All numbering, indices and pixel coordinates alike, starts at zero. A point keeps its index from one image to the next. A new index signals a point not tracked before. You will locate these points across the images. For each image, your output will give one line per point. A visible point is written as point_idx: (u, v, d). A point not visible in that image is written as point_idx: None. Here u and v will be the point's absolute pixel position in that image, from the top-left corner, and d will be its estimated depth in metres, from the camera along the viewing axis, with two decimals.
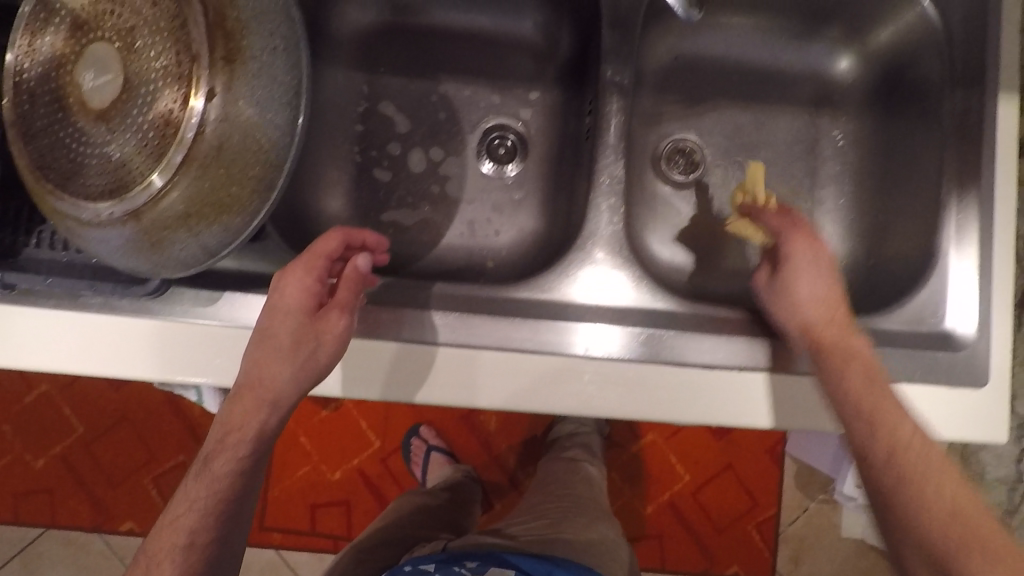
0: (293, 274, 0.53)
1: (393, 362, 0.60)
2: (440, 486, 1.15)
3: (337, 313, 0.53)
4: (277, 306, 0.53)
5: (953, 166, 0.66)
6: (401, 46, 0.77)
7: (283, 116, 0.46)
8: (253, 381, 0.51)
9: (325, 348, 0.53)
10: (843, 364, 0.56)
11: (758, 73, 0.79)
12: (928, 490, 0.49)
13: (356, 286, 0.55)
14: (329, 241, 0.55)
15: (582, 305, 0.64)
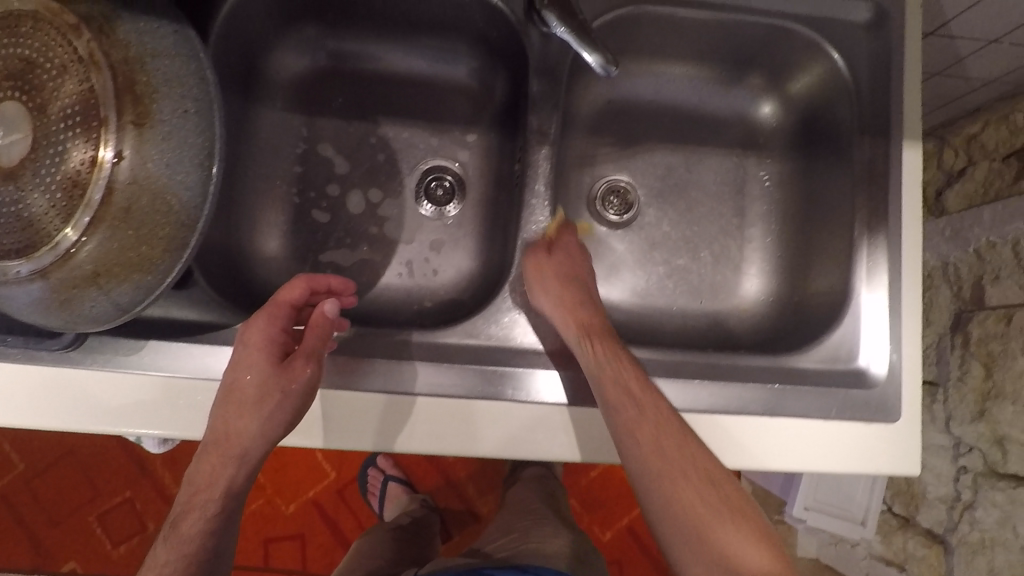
0: (256, 325, 0.56)
1: (347, 413, 0.61)
2: (405, 516, 1.15)
3: (302, 361, 0.55)
4: (243, 358, 0.55)
5: (865, 210, 0.70)
6: (339, 89, 0.78)
7: (195, 177, 0.48)
8: (222, 436, 0.53)
9: (291, 395, 0.54)
10: (612, 357, 0.60)
11: (687, 116, 0.82)
12: (688, 496, 0.54)
13: (324, 332, 0.57)
14: (292, 291, 0.58)
15: (511, 348, 0.65)
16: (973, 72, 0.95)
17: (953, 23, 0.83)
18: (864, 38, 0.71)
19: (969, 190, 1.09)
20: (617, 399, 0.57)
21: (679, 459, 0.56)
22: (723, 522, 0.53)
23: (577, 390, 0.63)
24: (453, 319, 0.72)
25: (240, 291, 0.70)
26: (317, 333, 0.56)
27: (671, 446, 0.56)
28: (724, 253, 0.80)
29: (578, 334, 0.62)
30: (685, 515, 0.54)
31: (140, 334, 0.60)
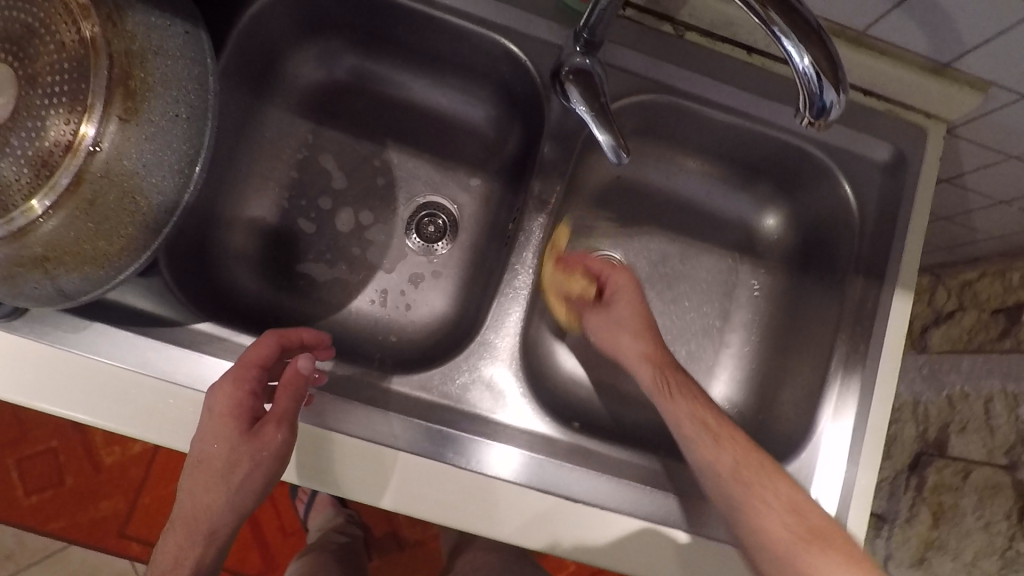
0: (221, 389, 0.54)
1: (321, 455, 0.58)
2: (336, 532, 1.11)
3: (274, 426, 0.53)
4: (208, 427, 0.53)
5: (844, 347, 0.70)
6: (354, 105, 0.77)
7: (172, 181, 0.47)
8: (195, 509, 0.53)
9: (263, 462, 0.53)
10: (677, 399, 0.64)
11: (693, 209, 0.81)
12: (739, 477, 0.59)
13: (298, 392, 0.55)
14: (262, 349, 0.56)
15: (462, 411, 0.64)
16: (978, 224, 0.96)
17: (967, 176, 0.83)
18: (878, 177, 0.71)
19: (954, 334, 1.10)
20: (683, 400, 0.64)
21: (716, 430, 0.62)
22: (810, 551, 0.55)
23: (523, 467, 0.61)
24: (414, 364, 0.70)
25: (204, 287, 0.68)
26: (289, 393, 0.55)
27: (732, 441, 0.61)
28: (699, 352, 0.79)
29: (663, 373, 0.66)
30: (726, 479, 0.59)
31: (85, 313, 0.58)
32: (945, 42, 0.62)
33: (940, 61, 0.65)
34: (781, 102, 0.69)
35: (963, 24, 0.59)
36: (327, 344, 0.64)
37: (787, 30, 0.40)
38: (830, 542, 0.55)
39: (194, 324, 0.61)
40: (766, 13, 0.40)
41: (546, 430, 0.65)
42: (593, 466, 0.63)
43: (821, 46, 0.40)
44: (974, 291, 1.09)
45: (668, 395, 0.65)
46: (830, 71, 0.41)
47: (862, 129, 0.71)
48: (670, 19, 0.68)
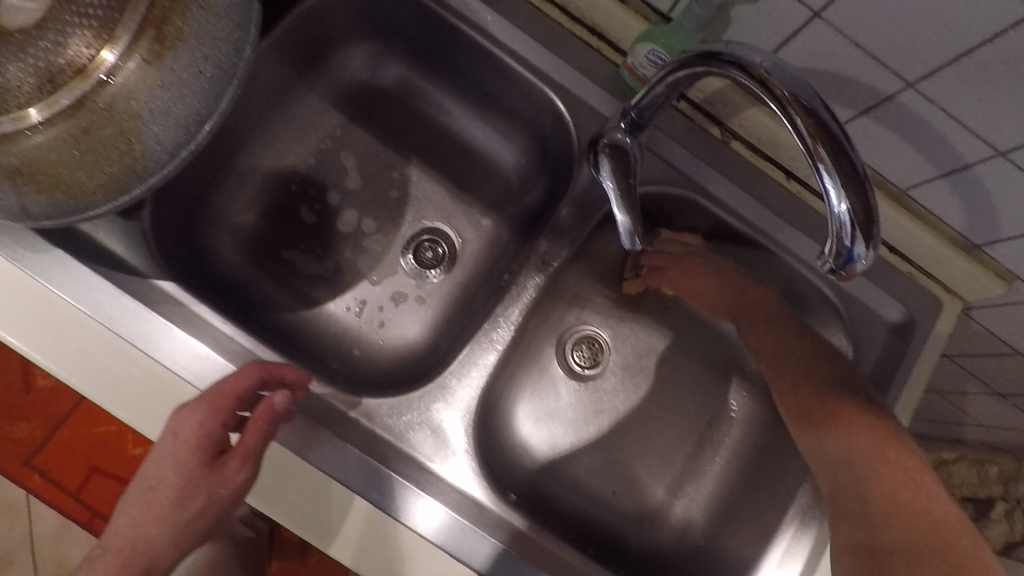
0: (190, 413, 0.51)
1: (281, 478, 0.55)
2: (242, 528, 1.05)
3: (237, 463, 0.51)
4: (168, 452, 0.50)
5: (806, 496, 0.67)
6: (390, 112, 0.76)
7: (174, 137, 0.45)
8: (136, 540, 0.50)
9: (219, 499, 0.51)
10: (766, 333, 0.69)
11: (693, 311, 0.79)
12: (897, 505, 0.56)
13: (268, 431, 0.52)
14: (243, 378, 0.53)
15: (402, 450, 0.61)
16: (968, 408, 0.94)
17: (969, 359, 0.82)
18: (884, 337, 0.69)
19: None
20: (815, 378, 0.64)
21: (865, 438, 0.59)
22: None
23: (443, 526, 0.57)
24: (366, 385, 0.67)
25: (181, 246, 0.65)
26: (257, 430, 0.51)
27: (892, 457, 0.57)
28: (658, 455, 0.76)
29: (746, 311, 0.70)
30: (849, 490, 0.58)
31: (51, 236, 0.54)
32: (981, 223, 0.62)
33: (972, 239, 0.65)
34: (809, 234, 0.68)
35: (1004, 211, 0.58)
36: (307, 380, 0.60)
37: (831, 169, 0.39)
38: (898, 469, 0.57)
39: (157, 281, 0.58)
40: (815, 147, 0.39)
41: (479, 496, 0.61)
42: (516, 547, 0.59)
43: (862, 196, 0.39)
44: (948, 472, 1.06)
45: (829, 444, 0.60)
46: (865, 225, 0.40)
47: (880, 284, 0.69)
48: (721, 123, 0.67)
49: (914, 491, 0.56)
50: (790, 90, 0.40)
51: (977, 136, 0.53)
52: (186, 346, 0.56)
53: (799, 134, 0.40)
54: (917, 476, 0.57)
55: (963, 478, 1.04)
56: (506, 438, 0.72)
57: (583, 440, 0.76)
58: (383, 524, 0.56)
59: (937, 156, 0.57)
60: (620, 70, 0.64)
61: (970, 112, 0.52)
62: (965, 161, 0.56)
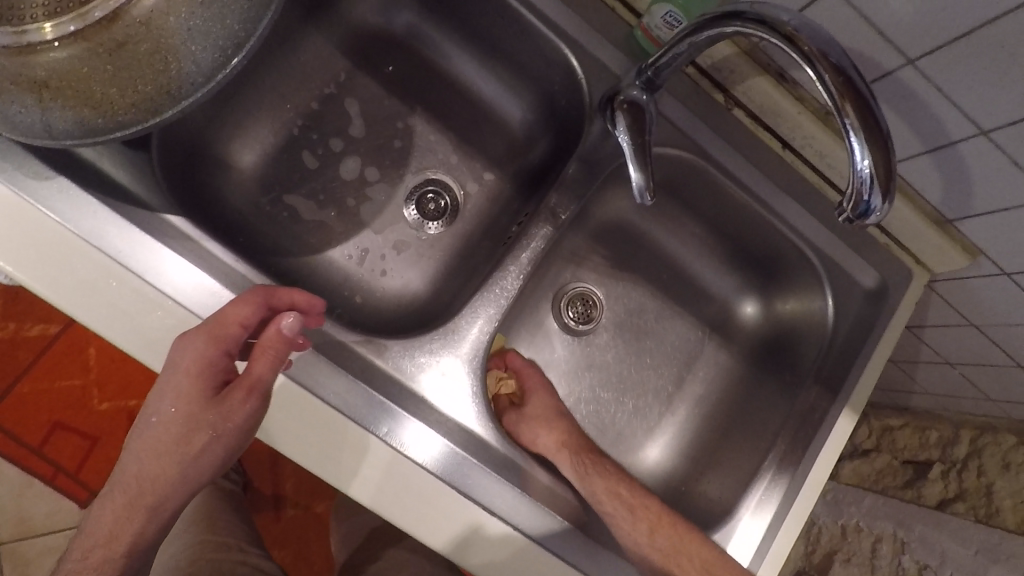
0: (193, 342, 0.50)
1: (284, 410, 0.55)
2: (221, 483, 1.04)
3: (242, 394, 0.50)
4: (174, 384, 0.49)
5: (784, 445, 0.72)
6: (396, 59, 0.75)
7: (208, 60, 0.43)
8: (143, 482, 0.48)
9: (224, 433, 0.49)
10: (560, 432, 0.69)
11: (683, 276, 0.83)
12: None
13: (276, 358, 0.51)
14: (246, 305, 0.52)
15: (413, 390, 0.63)
16: (919, 377, 1.02)
17: (926, 329, 0.89)
18: (860, 301, 0.74)
19: (863, 471, 1.18)
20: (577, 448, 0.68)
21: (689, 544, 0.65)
22: None
23: (444, 458, 0.59)
24: (372, 330, 0.67)
25: (181, 181, 0.64)
26: (265, 360, 0.51)
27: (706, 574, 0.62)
28: (644, 409, 0.80)
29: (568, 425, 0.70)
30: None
31: (53, 162, 0.52)
32: (956, 200, 0.67)
33: (946, 215, 0.70)
34: (797, 202, 0.72)
35: (979, 185, 0.63)
36: (318, 311, 0.59)
37: (857, 126, 0.43)
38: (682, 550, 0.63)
39: (166, 216, 0.57)
40: (842, 104, 0.43)
41: (482, 432, 0.63)
42: (520, 484, 0.62)
43: (883, 153, 0.43)
44: (894, 437, 1.16)
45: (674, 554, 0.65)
46: (884, 179, 0.44)
47: (859, 253, 0.74)
48: (725, 90, 0.70)
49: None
50: (817, 47, 0.43)
51: (966, 116, 0.57)
52: (197, 283, 0.55)
53: (828, 90, 0.43)
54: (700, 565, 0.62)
55: (907, 442, 1.14)
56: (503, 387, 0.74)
57: (574, 393, 0.79)
58: (385, 455, 0.57)
59: (926, 131, 0.62)
60: (634, 31, 0.66)
61: (963, 92, 0.56)
62: (951, 139, 0.61)
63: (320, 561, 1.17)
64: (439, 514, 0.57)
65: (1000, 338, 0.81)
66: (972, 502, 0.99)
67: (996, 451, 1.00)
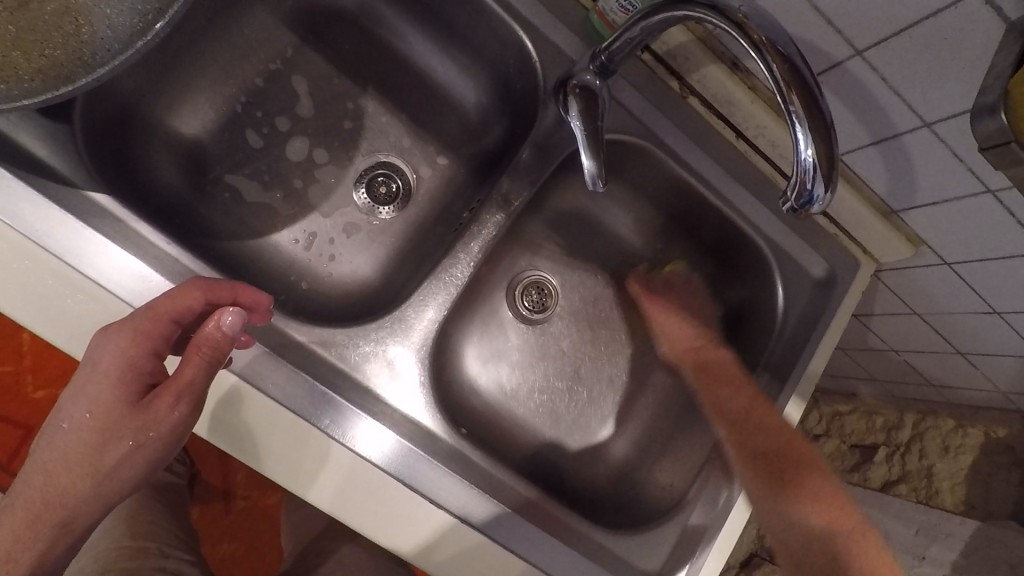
0: (116, 341, 0.48)
1: (238, 414, 0.55)
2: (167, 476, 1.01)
3: (167, 402, 0.48)
4: (91, 387, 0.48)
5: None
6: (346, 37, 0.72)
7: (128, 25, 0.40)
8: (56, 493, 0.47)
9: (146, 443, 0.48)
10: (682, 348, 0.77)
11: (639, 262, 0.83)
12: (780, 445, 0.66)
13: (211, 359, 0.48)
14: (180, 301, 0.49)
15: (358, 380, 0.62)
16: (866, 364, 1.05)
17: (874, 317, 0.92)
18: (809, 290, 0.75)
19: None
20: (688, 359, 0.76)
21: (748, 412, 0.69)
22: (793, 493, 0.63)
23: (392, 452, 0.58)
24: (317, 316, 0.66)
25: (112, 157, 0.60)
26: (194, 364, 0.48)
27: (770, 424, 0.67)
28: (597, 398, 0.80)
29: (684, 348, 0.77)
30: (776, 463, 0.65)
31: None
32: (901, 191, 0.68)
33: (892, 206, 0.71)
34: (749, 190, 0.73)
35: (922, 176, 0.65)
36: (266, 307, 0.57)
37: (802, 117, 0.42)
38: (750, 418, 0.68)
39: (90, 193, 0.54)
40: (789, 93, 0.42)
41: (431, 425, 0.63)
42: (468, 475, 0.61)
43: (827, 142, 0.43)
44: (842, 422, 1.19)
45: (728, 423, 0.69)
46: (826, 168, 0.44)
47: (807, 242, 0.75)
48: (680, 78, 0.70)
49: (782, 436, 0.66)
50: (766, 35, 0.43)
51: (912, 108, 0.58)
52: (125, 266, 0.52)
53: (775, 79, 0.43)
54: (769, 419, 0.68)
55: (854, 427, 1.17)
56: (453, 374, 0.73)
57: (527, 381, 0.78)
58: (338, 453, 0.56)
59: (873, 123, 0.63)
60: (591, 14, 0.64)
61: (909, 85, 0.56)
62: (897, 130, 0.62)
63: (270, 553, 1.15)
64: (396, 518, 0.57)
65: (941, 327, 0.84)
66: (914, 484, 1.05)
67: (936, 433, 1.04)
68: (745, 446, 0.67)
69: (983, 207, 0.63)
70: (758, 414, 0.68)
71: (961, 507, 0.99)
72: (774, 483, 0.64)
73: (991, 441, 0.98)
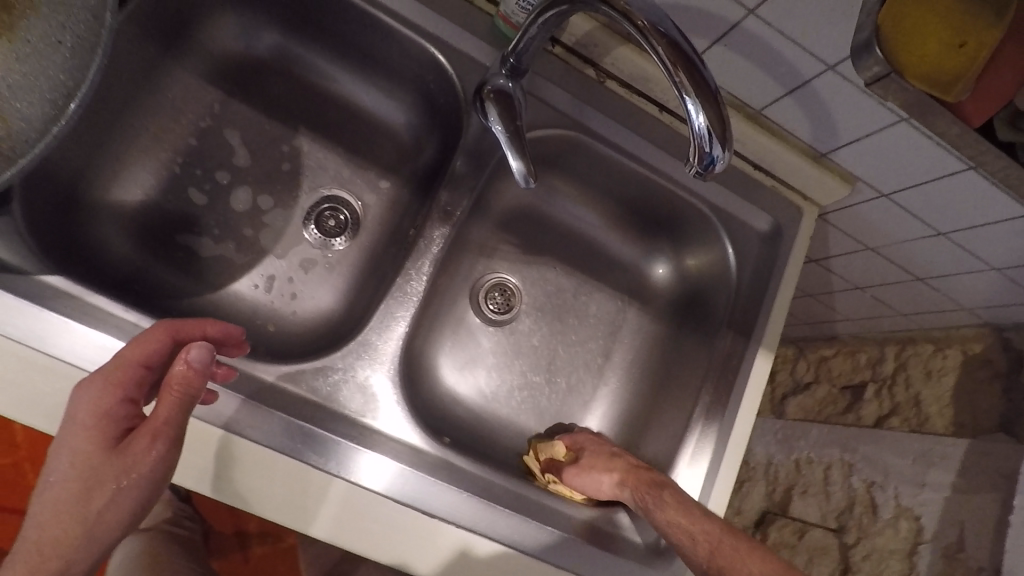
0: (88, 392, 0.49)
1: (234, 464, 0.57)
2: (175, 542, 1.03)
3: (146, 442, 0.48)
4: (70, 439, 0.48)
5: (710, 395, 0.75)
6: (270, 83, 0.74)
7: (41, 114, 0.43)
8: (44, 547, 0.46)
9: (130, 484, 0.48)
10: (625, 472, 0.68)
11: (594, 248, 0.85)
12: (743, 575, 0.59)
13: (184, 396, 0.49)
14: (148, 345, 0.52)
15: (334, 409, 0.63)
16: (838, 306, 1.08)
17: (832, 260, 0.94)
18: (758, 245, 0.78)
19: (808, 404, 1.23)
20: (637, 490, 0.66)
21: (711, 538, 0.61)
22: None
23: (382, 474, 0.60)
24: (286, 356, 0.67)
25: (66, 238, 0.62)
26: (170, 402, 0.49)
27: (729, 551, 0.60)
28: (578, 385, 0.82)
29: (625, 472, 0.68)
30: None
31: None
32: (824, 134, 0.71)
33: (819, 149, 0.74)
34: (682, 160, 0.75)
35: (839, 117, 0.67)
36: (240, 338, 0.61)
37: (690, 90, 0.45)
38: (722, 544, 0.60)
39: (43, 277, 0.55)
40: (677, 73, 0.45)
41: (414, 440, 0.65)
42: (458, 483, 0.63)
43: (714, 107, 0.45)
44: (829, 366, 1.21)
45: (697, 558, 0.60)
46: (719, 127, 0.46)
47: (747, 199, 0.78)
48: (595, 65, 0.72)
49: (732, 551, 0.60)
50: (648, 19, 0.45)
51: (813, 54, 0.61)
52: (89, 341, 0.54)
53: (662, 60, 0.45)
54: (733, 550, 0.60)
55: (841, 369, 1.19)
56: (429, 387, 0.75)
57: (506, 381, 0.80)
58: (334, 485, 0.59)
59: (782, 76, 0.65)
60: (495, 20, 0.67)
61: (804, 32, 0.59)
62: (805, 78, 0.64)
63: None
64: (405, 539, 0.60)
65: (894, 257, 0.86)
66: (905, 415, 1.03)
67: (918, 359, 1.05)
68: None
69: (902, 134, 0.65)
70: (742, 559, 0.59)
71: (952, 428, 0.94)
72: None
73: (969, 357, 0.98)
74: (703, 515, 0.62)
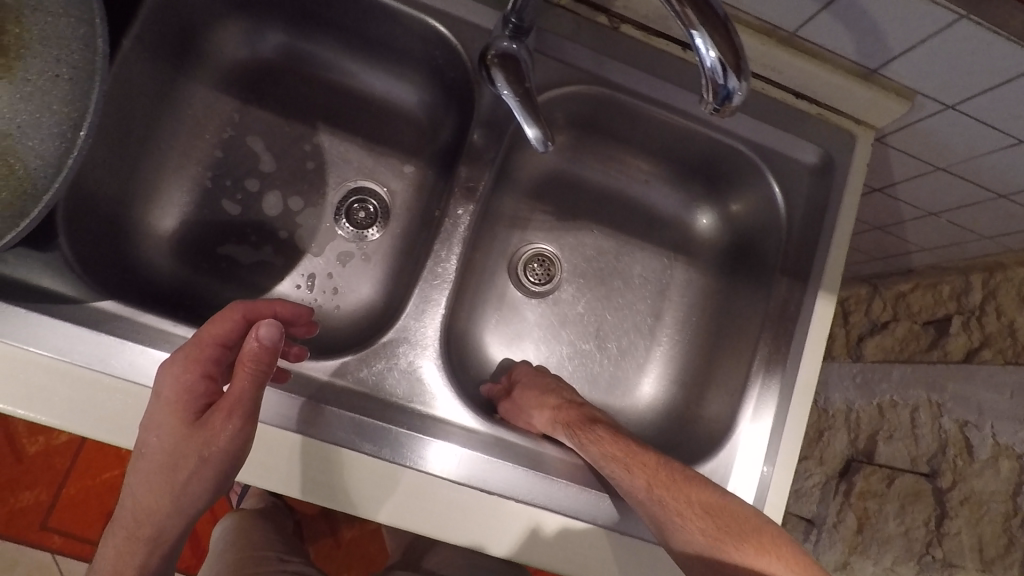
0: (171, 369, 0.50)
1: (293, 460, 0.58)
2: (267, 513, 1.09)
3: (223, 416, 0.48)
4: (155, 415, 0.49)
5: (768, 347, 0.70)
6: (285, 83, 0.75)
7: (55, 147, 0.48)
8: (139, 514, 0.48)
9: (211, 458, 0.48)
10: (559, 406, 0.68)
11: (631, 205, 0.82)
12: (680, 504, 0.58)
13: (257, 372, 0.49)
14: (223, 324, 0.54)
15: (382, 399, 0.63)
16: (910, 236, 0.99)
17: (898, 187, 0.86)
18: (807, 180, 0.73)
19: (887, 344, 1.15)
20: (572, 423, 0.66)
21: (650, 468, 0.61)
22: (725, 539, 0.57)
23: (437, 457, 0.61)
24: (333, 351, 0.69)
25: (110, 260, 0.64)
26: (244, 377, 0.49)
27: (667, 481, 0.60)
28: (630, 348, 0.79)
29: (560, 405, 0.68)
30: (704, 516, 0.58)
31: None
32: (869, 49, 0.64)
33: (867, 66, 0.67)
34: None
35: (881, 26, 0.60)
36: (307, 315, 0.65)
37: (697, 23, 0.40)
38: (657, 473, 0.60)
39: (96, 303, 0.58)
40: (683, 10, 0.40)
41: (465, 421, 0.65)
42: (512, 460, 0.63)
43: (726, 38, 0.41)
44: (909, 302, 1.14)
45: (631, 486, 0.60)
46: (732, 58, 0.41)
47: (790, 133, 0.72)
48: (606, 10, 0.68)
49: (669, 480, 0.60)
50: None
51: None
52: (145, 357, 0.57)
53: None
54: (669, 477, 0.60)
55: (921, 303, 1.11)
56: (478, 367, 0.75)
57: (556, 352, 0.79)
58: (393, 472, 0.59)
59: None
60: None
61: None
62: None
63: (379, 556, 1.25)
64: (468, 518, 0.60)
65: (970, 174, 0.78)
66: (999, 346, 0.92)
67: (1010, 286, 0.95)
68: (661, 502, 0.59)
69: (962, 34, 0.57)
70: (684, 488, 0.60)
71: None
72: (744, 558, 0.56)
73: None
74: (640, 448, 0.63)
